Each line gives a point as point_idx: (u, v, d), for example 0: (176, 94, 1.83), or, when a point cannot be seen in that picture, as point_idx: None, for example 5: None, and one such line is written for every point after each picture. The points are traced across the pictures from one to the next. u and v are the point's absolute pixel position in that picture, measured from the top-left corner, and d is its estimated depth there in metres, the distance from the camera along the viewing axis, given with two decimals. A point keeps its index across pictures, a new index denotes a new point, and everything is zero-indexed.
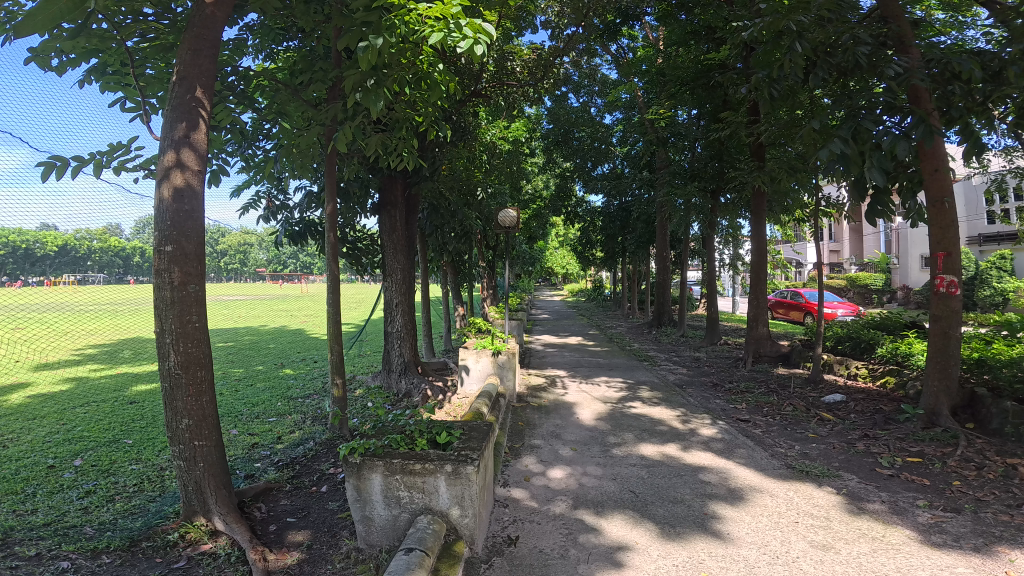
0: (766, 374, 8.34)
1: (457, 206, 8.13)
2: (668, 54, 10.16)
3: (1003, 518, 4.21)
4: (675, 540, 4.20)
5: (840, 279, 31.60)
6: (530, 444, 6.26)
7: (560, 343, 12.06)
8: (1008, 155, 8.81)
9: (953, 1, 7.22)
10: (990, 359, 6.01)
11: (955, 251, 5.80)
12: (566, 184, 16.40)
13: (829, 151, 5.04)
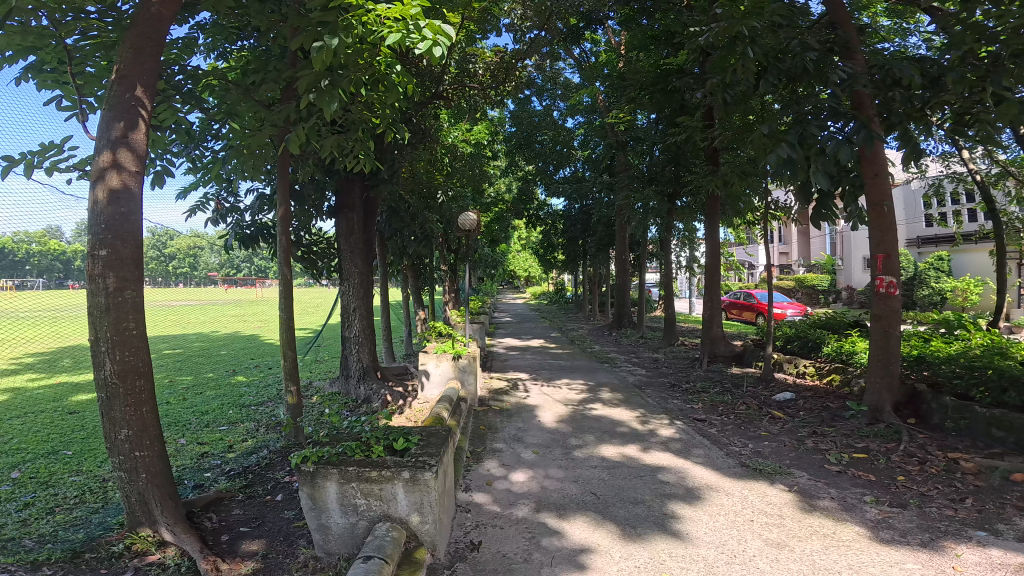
0: (720, 374, 8.48)
1: (416, 209, 8.06)
2: (628, 59, 10.30)
3: (948, 513, 4.35)
4: (636, 541, 4.22)
5: (790, 280, 32.59)
6: (492, 448, 6.23)
7: (521, 347, 12.04)
8: (945, 161, 9.24)
9: (897, 7, 7.53)
10: (929, 356, 6.23)
11: (894, 253, 5.97)
12: (528, 187, 16.49)
13: (776, 156, 5.19)
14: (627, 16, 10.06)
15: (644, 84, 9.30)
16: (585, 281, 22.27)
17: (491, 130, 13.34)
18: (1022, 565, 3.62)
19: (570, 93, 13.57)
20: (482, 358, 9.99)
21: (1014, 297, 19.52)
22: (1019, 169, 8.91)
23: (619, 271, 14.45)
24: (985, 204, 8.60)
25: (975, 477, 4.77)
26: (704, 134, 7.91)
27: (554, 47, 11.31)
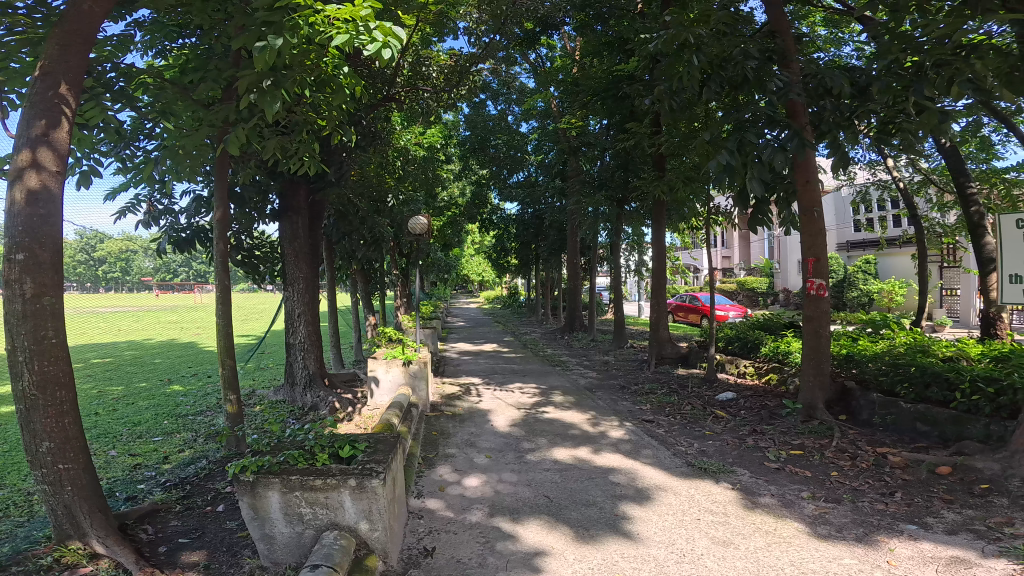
0: (667, 375, 8.67)
1: (365, 214, 7.98)
2: (582, 65, 10.44)
3: (880, 507, 4.53)
4: (588, 543, 4.25)
5: (733, 283, 33.61)
6: (444, 454, 6.17)
7: (474, 351, 12.01)
8: (872, 169, 9.76)
9: (833, 18, 7.89)
10: (857, 355, 6.52)
11: (823, 257, 6.23)
12: (481, 191, 16.52)
13: (716, 163, 5.36)
14: (582, 22, 10.19)
15: (596, 90, 9.45)
16: (538, 286, 22.46)
17: (445, 133, 13.31)
18: (950, 556, 3.78)
19: (525, 98, 13.68)
20: (433, 363, 9.94)
21: (936, 299, 20.70)
22: (939, 177, 9.47)
23: (570, 275, 14.63)
24: (908, 210, 9.11)
25: (903, 470, 4.99)
26: (652, 140, 8.08)
27: (510, 51, 11.35)
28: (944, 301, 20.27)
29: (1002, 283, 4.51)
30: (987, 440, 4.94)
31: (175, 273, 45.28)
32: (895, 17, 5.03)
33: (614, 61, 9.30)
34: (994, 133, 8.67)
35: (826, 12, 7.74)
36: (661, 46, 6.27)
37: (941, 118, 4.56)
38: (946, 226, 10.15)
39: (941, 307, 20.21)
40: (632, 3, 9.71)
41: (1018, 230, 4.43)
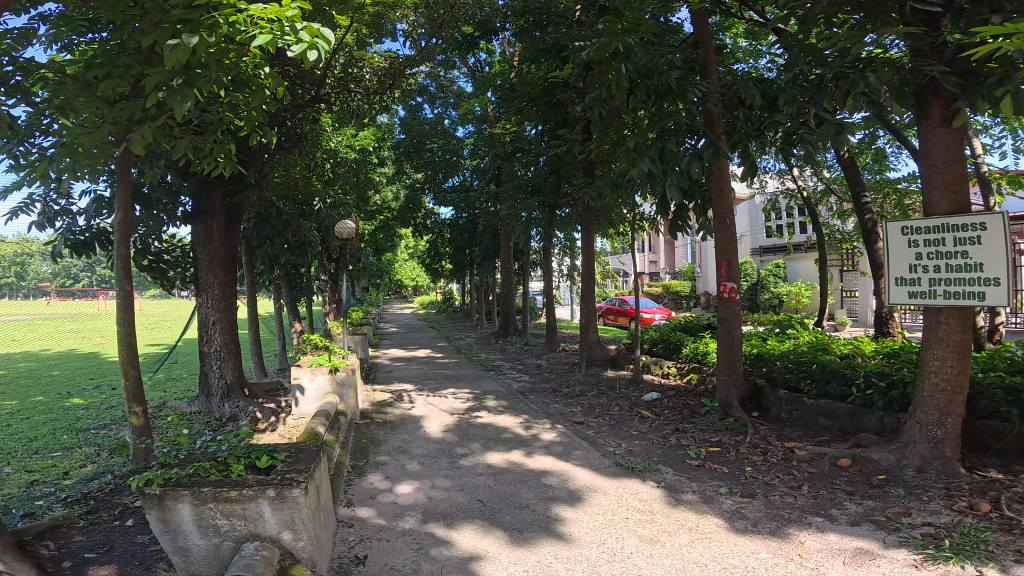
0: (597, 378, 8.84)
1: (289, 217, 7.84)
2: (520, 70, 10.41)
3: (790, 500, 4.76)
4: (523, 545, 4.27)
5: (658, 287, 34.74)
6: (375, 461, 5.95)
7: (407, 357, 11.90)
8: (781, 178, 10.39)
9: (753, 30, 8.25)
10: (766, 354, 6.92)
11: (735, 261, 6.54)
12: (416, 196, 16.42)
13: (639, 170, 5.56)
14: (521, 28, 10.22)
15: (533, 96, 9.52)
16: (472, 290, 22.48)
17: (379, 136, 13.09)
18: (856, 547, 3.98)
19: (462, 102, 13.69)
20: (364, 370, 9.77)
21: (837, 300, 22.17)
22: (838, 187, 10.18)
23: (504, 281, 14.83)
24: (809, 217, 9.72)
25: (808, 464, 5.28)
26: (582, 147, 8.25)
27: (448, 55, 11.29)
28: (844, 303, 21.66)
29: (889, 284, 5.00)
30: (881, 432, 5.31)
31: (83, 279, 41.99)
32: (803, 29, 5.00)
33: (554, 68, 9.15)
34: (887, 146, 9.29)
35: (746, 25, 8.00)
36: (592, 54, 6.38)
37: (839, 129, 4.83)
38: (844, 233, 10.91)
39: (842, 308, 21.60)
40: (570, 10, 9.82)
41: (903, 237, 4.85)
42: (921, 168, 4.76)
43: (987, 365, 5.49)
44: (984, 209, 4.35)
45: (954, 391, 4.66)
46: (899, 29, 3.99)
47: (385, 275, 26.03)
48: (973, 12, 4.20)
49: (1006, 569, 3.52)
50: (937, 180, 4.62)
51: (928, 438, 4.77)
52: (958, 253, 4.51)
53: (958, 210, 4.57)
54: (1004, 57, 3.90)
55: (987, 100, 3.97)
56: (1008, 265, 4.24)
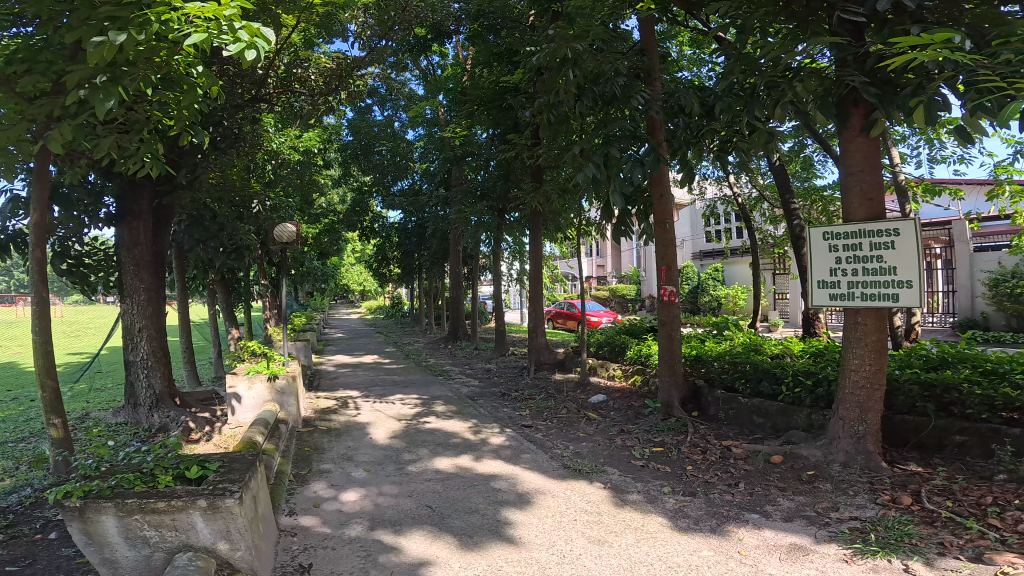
0: (545, 381, 8.90)
1: (225, 220, 7.67)
2: (472, 73, 10.29)
3: (728, 498, 4.89)
4: (473, 550, 4.23)
5: (605, 290, 35.25)
6: (318, 469, 5.72)
7: (353, 363, 11.71)
8: (719, 185, 10.75)
9: (697, 39, 8.48)
10: (704, 355, 7.14)
11: (674, 265, 6.72)
12: (363, 199, 16.32)
13: (584, 175, 5.66)
14: (476, 31, 9.95)
15: (483, 100, 9.52)
16: (420, 295, 22.31)
17: (325, 137, 12.79)
18: (790, 543, 4.10)
19: (412, 104, 13.60)
20: (308, 377, 9.53)
21: (770, 302, 22.94)
22: (770, 194, 10.61)
23: (453, 285, 14.85)
24: (743, 222, 10.07)
25: (744, 461, 5.47)
26: (531, 152, 8.33)
27: (400, 57, 11.20)
28: (777, 304, 22.34)
29: (812, 287, 5.23)
30: (809, 428, 5.58)
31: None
32: (741, 37, 5.11)
33: (506, 73, 9.23)
34: (814, 155, 9.58)
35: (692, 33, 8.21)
36: (542, 59, 6.30)
37: (769, 138, 5.08)
38: (776, 238, 11.39)
39: (774, 309, 22.38)
40: (524, 16, 9.86)
41: (824, 242, 5.09)
42: (840, 176, 5.04)
43: (904, 362, 5.98)
44: (897, 216, 4.67)
45: (872, 389, 4.93)
46: (825, 39, 4.11)
47: (329, 280, 25.45)
48: (896, 24, 4.16)
49: (929, 561, 3.68)
50: (855, 188, 4.91)
51: (851, 434, 5.01)
52: (873, 257, 4.80)
53: (872, 217, 4.90)
54: (920, 68, 4.05)
55: (902, 109, 4.09)
56: (918, 269, 4.58)
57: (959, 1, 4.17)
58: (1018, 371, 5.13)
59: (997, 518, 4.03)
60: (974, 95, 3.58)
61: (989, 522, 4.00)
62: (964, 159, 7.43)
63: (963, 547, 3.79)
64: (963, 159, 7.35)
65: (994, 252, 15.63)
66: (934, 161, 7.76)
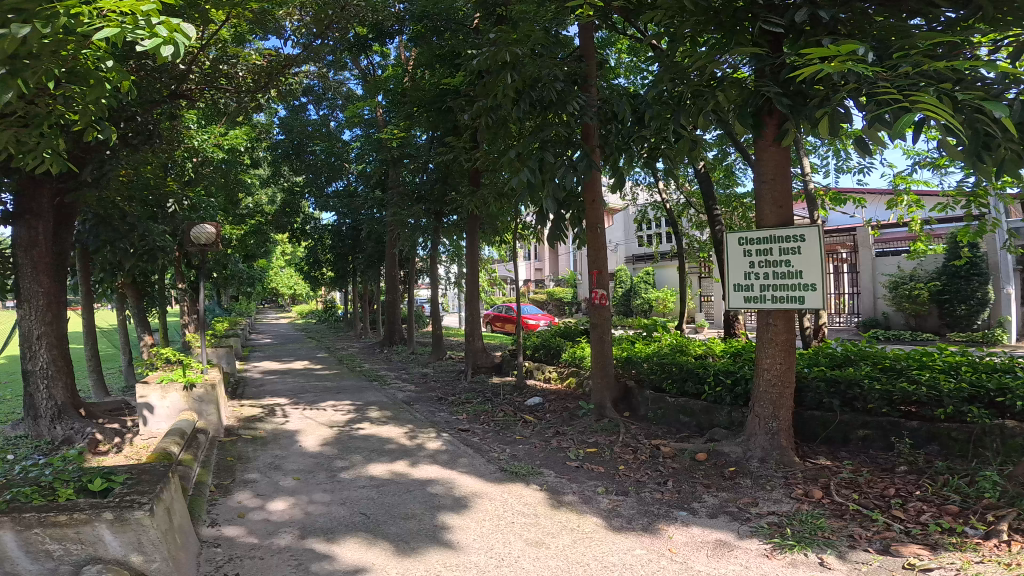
0: (482, 384, 8.86)
1: (135, 220, 7.35)
2: (414, 75, 10.12)
3: (658, 496, 5.03)
4: (410, 555, 4.15)
5: (543, 293, 35.56)
6: (243, 479, 5.44)
7: (282, 369, 11.31)
8: (650, 190, 11.08)
9: (636, 47, 8.64)
10: (634, 356, 7.33)
11: (606, 269, 6.85)
12: (293, 199, 15.96)
13: (519, 178, 5.73)
14: (419, 32, 9.81)
15: (422, 101, 9.40)
16: (355, 298, 21.83)
17: (257, 135, 12.29)
18: (716, 540, 4.23)
19: (348, 103, 13.31)
20: (232, 385, 9.09)
21: (696, 304, 23.77)
22: (695, 201, 11.01)
23: (390, 288, 14.64)
24: (671, 226, 10.38)
25: (672, 459, 5.65)
26: (468, 155, 8.32)
27: (340, 55, 10.93)
28: (703, 306, 23.12)
29: (728, 290, 5.51)
30: (730, 425, 5.86)
31: None
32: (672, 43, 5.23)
33: (447, 74, 9.12)
34: (736, 164, 9.92)
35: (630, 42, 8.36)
36: (482, 61, 6.18)
37: (693, 145, 5.31)
38: (701, 242, 11.83)
39: (700, 311, 23.17)
40: (469, 18, 9.70)
41: (739, 247, 5.36)
42: (754, 183, 5.36)
43: (812, 361, 6.41)
44: (802, 223, 4.98)
45: (782, 386, 5.27)
46: (743, 50, 4.23)
47: (257, 284, 24.41)
48: (809, 35, 4.35)
49: (842, 554, 3.88)
50: (767, 197, 5.25)
51: (766, 430, 5.30)
52: (782, 262, 5.12)
53: (783, 223, 5.23)
54: (826, 80, 4.25)
55: (809, 119, 4.31)
56: (822, 273, 4.89)
57: (869, 16, 4.35)
58: (911, 368, 5.62)
59: (901, 510, 4.31)
60: (874, 106, 3.79)
61: (893, 514, 4.27)
62: (868, 170, 7.90)
63: (872, 539, 4.01)
64: (865, 170, 7.83)
65: (893, 256, 16.77)
66: (840, 171, 8.20)
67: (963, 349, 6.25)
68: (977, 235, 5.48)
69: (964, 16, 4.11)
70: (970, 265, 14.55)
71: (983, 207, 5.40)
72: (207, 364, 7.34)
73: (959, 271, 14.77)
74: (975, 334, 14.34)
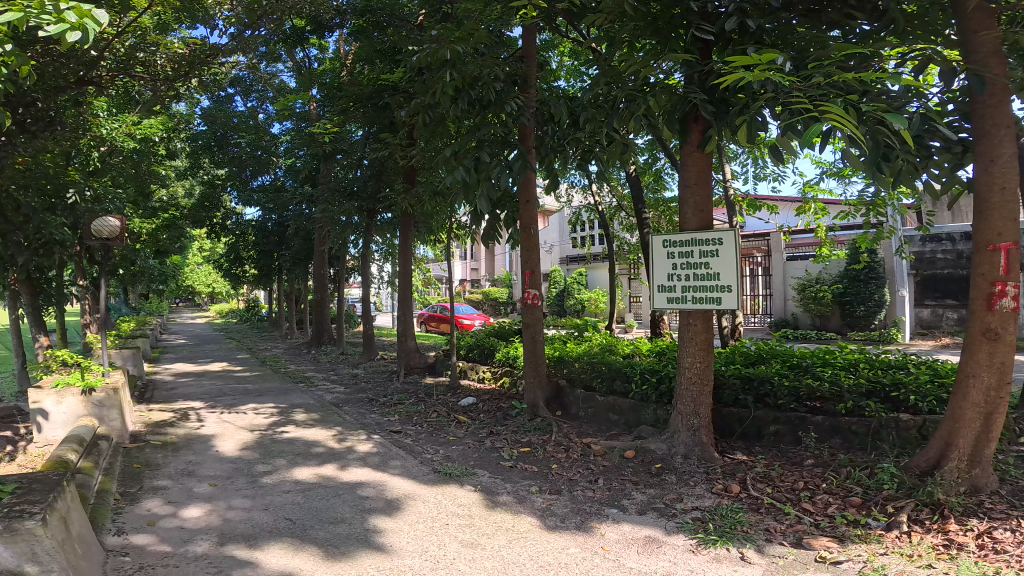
0: (415, 385, 8.70)
1: (30, 212, 6.73)
2: (352, 69, 9.80)
3: (589, 494, 5.12)
4: (340, 560, 3.97)
5: (478, 293, 35.54)
6: (153, 486, 5.01)
7: (197, 372, 10.61)
8: (584, 193, 11.39)
9: (578, 51, 8.84)
10: (565, 356, 7.47)
11: (538, 270, 6.97)
12: (213, 193, 15.64)
13: (454, 177, 5.76)
14: (360, 27, 9.36)
15: (359, 97, 9.21)
16: (281, 297, 20.87)
17: (174, 125, 11.54)
18: (645, 536, 4.36)
19: (280, 95, 12.96)
20: (139, 389, 8.38)
21: (625, 304, 24.65)
22: (626, 204, 11.41)
23: (318, 287, 14.15)
24: (603, 229, 10.71)
25: (602, 457, 5.79)
26: (404, 153, 8.26)
27: (273, 47, 10.57)
28: (632, 306, 24.07)
29: (653, 291, 5.76)
30: (655, 422, 6.08)
31: None
32: (611, 48, 5.44)
33: (386, 70, 9.04)
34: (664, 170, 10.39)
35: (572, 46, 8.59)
36: (422, 58, 6.12)
37: (624, 149, 5.54)
38: (631, 245, 12.28)
39: (629, 311, 24.10)
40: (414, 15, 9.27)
41: (663, 249, 5.62)
42: (678, 188, 5.66)
43: (729, 358, 6.79)
44: (721, 227, 5.28)
45: (702, 384, 5.54)
46: (676, 56, 4.51)
47: (171, 279, 22.82)
48: (738, 43, 4.67)
49: (760, 548, 4.09)
50: (690, 202, 5.56)
51: (688, 426, 5.55)
52: (703, 264, 5.42)
53: (703, 226, 5.55)
54: (747, 89, 4.56)
55: (730, 126, 4.60)
56: (737, 275, 5.24)
57: (793, 29, 4.71)
58: (816, 365, 6.10)
59: (810, 502, 4.60)
60: (787, 114, 4.08)
61: (803, 507, 4.56)
62: (780, 178, 8.54)
63: (785, 533, 4.26)
64: (779, 178, 8.46)
65: (801, 261, 18.13)
66: (757, 178, 8.82)
67: (861, 347, 6.82)
68: (875, 241, 6.07)
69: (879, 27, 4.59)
70: (868, 270, 16.02)
71: (881, 216, 5.98)
72: (110, 366, 6.74)
73: (858, 275, 16.08)
74: (872, 333, 15.75)
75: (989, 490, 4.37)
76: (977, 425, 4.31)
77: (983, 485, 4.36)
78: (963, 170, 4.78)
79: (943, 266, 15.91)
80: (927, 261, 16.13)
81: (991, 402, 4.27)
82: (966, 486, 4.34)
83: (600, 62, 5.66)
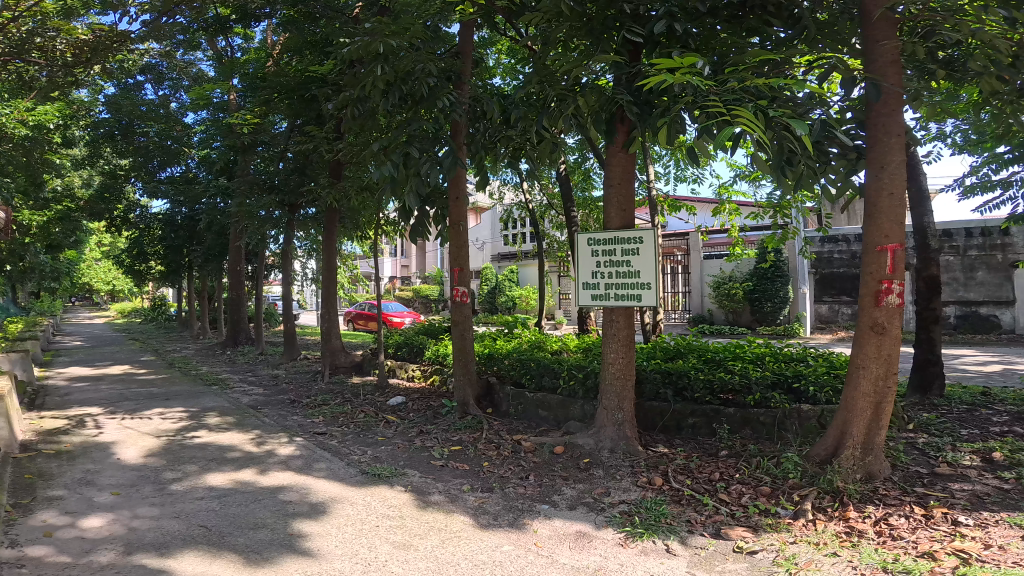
0: (340, 385, 8.37)
1: None
2: (279, 60, 9.41)
3: (521, 491, 5.12)
4: (263, 566, 3.70)
5: (408, 290, 35.08)
6: (45, 496, 4.47)
7: (94, 375, 9.69)
8: (516, 189, 11.59)
9: (515, 49, 8.98)
10: (495, 353, 7.50)
11: (466, 268, 6.97)
12: (115, 184, 14.42)
13: (381, 173, 5.66)
14: (289, 18, 8.80)
15: (286, 88, 8.88)
16: (194, 294, 19.57)
17: (72, 113, 10.58)
18: (576, 531, 4.41)
19: (199, 83, 12.31)
20: (26, 395, 7.51)
21: (554, 302, 25.18)
22: (556, 203, 11.68)
23: (233, 286, 13.40)
24: (533, 227, 10.89)
25: (533, 453, 5.82)
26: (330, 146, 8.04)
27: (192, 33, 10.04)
28: (560, 304, 24.69)
29: (579, 288, 5.93)
30: (583, 418, 6.21)
31: None
32: (546, 47, 5.57)
33: (316, 62, 8.65)
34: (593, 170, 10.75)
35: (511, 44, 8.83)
36: (354, 51, 6.01)
37: (553, 148, 5.68)
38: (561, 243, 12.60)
39: (558, 309, 24.67)
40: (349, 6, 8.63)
41: (588, 247, 5.81)
42: (603, 187, 5.85)
43: (650, 354, 7.06)
44: (641, 227, 5.52)
45: (625, 380, 5.71)
46: (607, 56, 4.72)
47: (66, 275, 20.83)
48: (664, 45, 4.98)
49: (683, 539, 4.25)
50: (614, 201, 5.76)
51: (613, 421, 5.70)
52: (624, 262, 5.64)
53: (625, 225, 5.77)
54: (669, 92, 4.79)
55: (653, 127, 4.84)
56: (656, 273, 5.47)
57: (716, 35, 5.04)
58: (729, 359, 6.49)
59: (725, 493, 4.85)
60: (705, 118, 4.35)
61: (720, 497, 4.79)
62: (698, 181, 9.05)
63: (705, 524, 4.45)
64: (698, 181, 8.98)
65: (717, 259, 19.29)
66: (678, 179, 9.32)
67: (768, 341, 7.34)
68: (781, 241, 6.55)
69: (794, 35, 5.01)
70: (773, 268, 17.30)
71: (787, 218, 6.49)
72: None
73: (765, 272, 17.40)
74: (778, 328, 17.24)
75: (881, 476, 4.81)
76: (868, 414, 4.75)
77: (876, 471, 4.80)
78: (857, 176, 5.27)
79: (840, 264, 17.59)
80: (826, 260, 17.81)
81: (880, 391, 4.71)
82: (862, 473, 4.77)
83: (535, 62, 5.78)
